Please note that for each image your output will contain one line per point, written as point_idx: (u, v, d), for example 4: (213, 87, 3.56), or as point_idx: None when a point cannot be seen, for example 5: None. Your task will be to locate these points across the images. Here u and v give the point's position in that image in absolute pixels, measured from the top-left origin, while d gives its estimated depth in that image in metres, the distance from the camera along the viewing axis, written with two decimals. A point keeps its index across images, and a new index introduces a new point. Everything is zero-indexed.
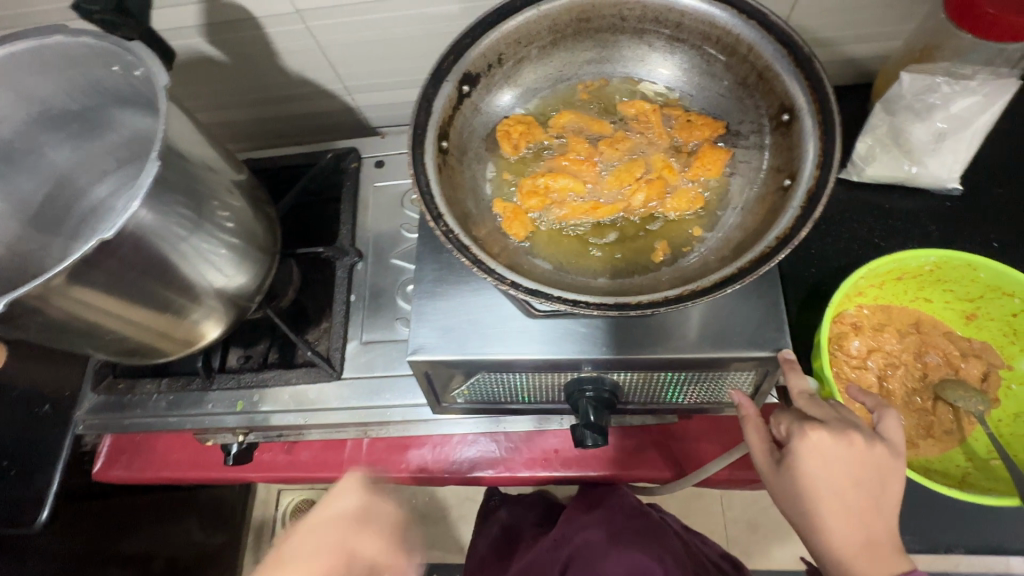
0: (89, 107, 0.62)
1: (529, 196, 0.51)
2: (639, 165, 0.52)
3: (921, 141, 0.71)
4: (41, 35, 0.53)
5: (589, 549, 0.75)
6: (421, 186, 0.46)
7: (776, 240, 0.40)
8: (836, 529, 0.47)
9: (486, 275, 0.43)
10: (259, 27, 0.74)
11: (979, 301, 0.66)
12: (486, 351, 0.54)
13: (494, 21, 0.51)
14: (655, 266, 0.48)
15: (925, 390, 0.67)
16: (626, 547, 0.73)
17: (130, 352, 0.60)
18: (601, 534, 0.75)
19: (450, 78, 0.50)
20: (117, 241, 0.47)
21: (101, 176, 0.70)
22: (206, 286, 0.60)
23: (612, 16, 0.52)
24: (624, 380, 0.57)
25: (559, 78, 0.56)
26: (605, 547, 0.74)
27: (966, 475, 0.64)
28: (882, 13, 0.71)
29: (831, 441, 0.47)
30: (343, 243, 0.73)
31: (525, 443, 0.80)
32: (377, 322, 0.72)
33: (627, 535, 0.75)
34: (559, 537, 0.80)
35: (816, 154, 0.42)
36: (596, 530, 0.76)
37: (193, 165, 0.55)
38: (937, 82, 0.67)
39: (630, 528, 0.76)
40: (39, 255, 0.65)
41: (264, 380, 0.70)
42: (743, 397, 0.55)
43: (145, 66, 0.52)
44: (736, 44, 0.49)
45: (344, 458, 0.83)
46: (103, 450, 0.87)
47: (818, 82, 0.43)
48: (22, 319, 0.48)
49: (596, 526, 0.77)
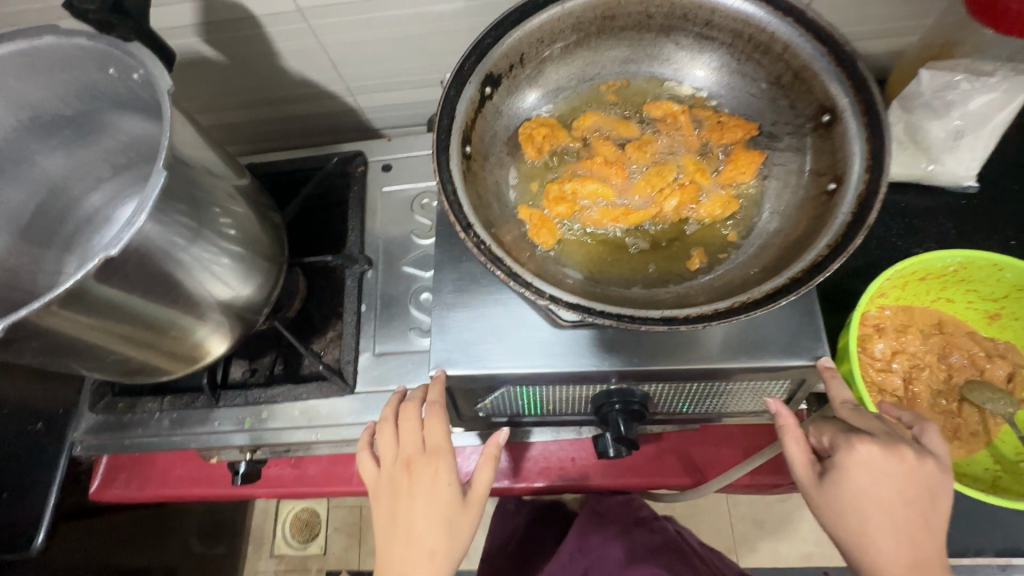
0: (82, 111, 0.58)
1: (556, 203, 0.50)
2: (670, 168, 0.50)
3: (939, 138, 0.70)
4: (30, 36, 0.49)
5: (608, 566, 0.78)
6: (448, 194, 0.44)
7: (828, 248, 0.39)
8: (884, 547, 0.45)
9: (523, 289, 0.41)
10: (258, 26, 0.71)
11: (1003, 301, 0.65)
12: (512, 365, 0.52)
13: (517, 19, 0.48)
14: (691, 274, 0.47)
15: (951, 392, 0.66)
16: (644, 564, 0.76)
17: (134, 370, 0.58)
18: (619, 554, 0.78)
19: (472, 79, 0.47)
20: (122, 258, 0.45)
21: (96, 183, 0.67)
22: (210, 299, 0.56)
23: (638, 13, 0.50)
24: (654, 390, 0.55)
25: (582, 78, 0.54)
26: (622, 566, 0.77)
27: (997, 478, 0.63)
28: (902, 9, 0.70)
29: (881, 455, 0.45)
30: (351, 251, 0.70)
31: (542, 453, 0.78)
32: (390, 332, 0.69)
33: (642, 554, 0.78)
34: (574, 550, 0.82)
35: (863, 158, 0.40)
36: (614, 549, 0.79)
37: (194, 171, 0.51)
38: (957, 80, 0.65)
39: (646, 550, 0.79)
40: (30, 272, 0.62)
41: (273, 397, 0.67)
42: (782, 407, 0.52)
43: (145, 68, 0.49)
44: (770, 42, 0.47)
45: (354, 472, 0.80)
46: (100, 469, 0.83)
47: (862, 82, 0.42)
48: (19, 341, 0.45)
49: (615, 544, 0.79)
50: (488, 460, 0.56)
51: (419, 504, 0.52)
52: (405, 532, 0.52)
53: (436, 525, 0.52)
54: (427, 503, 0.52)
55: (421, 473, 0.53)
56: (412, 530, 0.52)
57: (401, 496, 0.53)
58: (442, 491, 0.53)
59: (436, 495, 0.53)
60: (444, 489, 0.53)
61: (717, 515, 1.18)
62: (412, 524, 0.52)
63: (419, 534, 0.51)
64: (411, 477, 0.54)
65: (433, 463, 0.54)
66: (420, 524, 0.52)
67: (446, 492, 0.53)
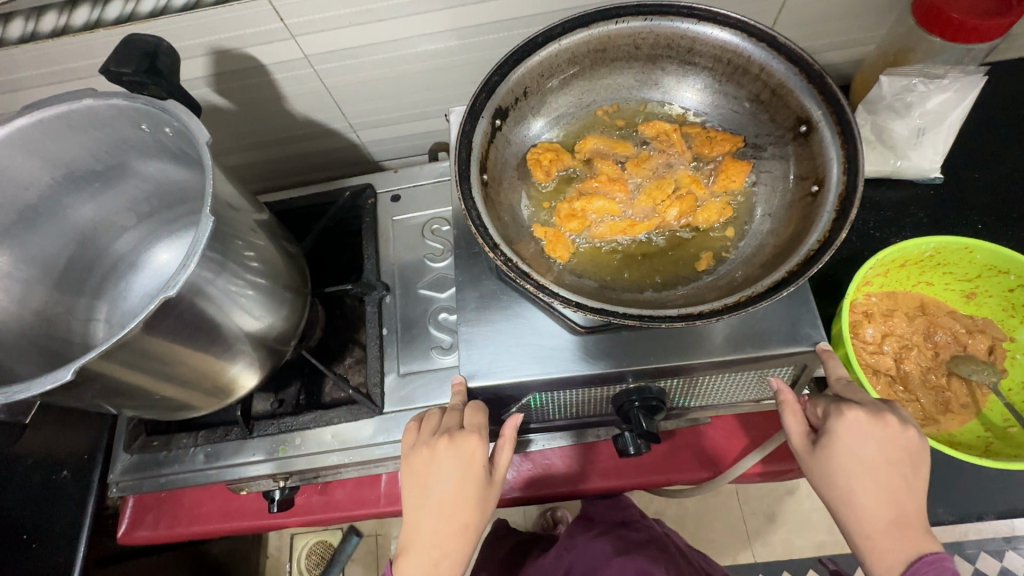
0: (112, 164, 0.62)
1: (568, 220, 0.55)
2: (668, 182, 0.56)
3: (903, 136, 0.76)
4: (70, 100, 0.53)
5: (595, 560, 0.81)
6: (474, 219, 0.48)
7: (817, 244, 0.44)
8: (867, 504, 0.49)
9: (551, 299, 0.45)
10: (268, 74, 0.73)
11: (977, 280, 0.71)
12: (538, 373, 0.55)
13: (520, 57, 0.54)
14: (696, 276, 0.52)
15: (939, 367, 0.72)
16: (630, 555, 0.79)
17: (175, 407, 0.60)
18: (607, 547, 0.82)
19: (484, 114, 0.53)
20: (178, 299, 0.48)
21: (122, 232, 0.72)
22: (237, 330, 0.57)
23: (627, 45, 0.56)
24: (669, 385, 0.59)
25: (580, 105, 0.60)
26: (609, 558, 0.80)
27: (989, 444, 0.68)
28: (860, 23, 0.76)
29: (867, 421, 0.50)
30: (369, 278, 0.74)
31: (561, 458, 0.81)
32: (412, 352, 0.73)
33: (630, 546, 0.81)
34: (562, 548, 0.87)
35: (840, 161, 0.46)
36: (602, 544, 0.83)
37: (217, 205, 0.52)
38: (913, 83, 0.72)
39: (632, 543, 0.82)
40: (65, 319, 0.65)
41: (304, 424, 0.70)
42: (782, 383, 0.56)
43: (181, 122, 0.52)
44: (747, 64, 0.53)
45: (380, 493, 0.82)
46: (127, 511, 0.83)
47: (832, 96, 0.47)
48: (80, 385, 0.47)
49: (603, 540, 0.83)
50: (508, 442, 0.59)
51: (453, 482, 0.55)
52: (439, 505, 0.55)
53: (467, 503, 0.55)
54: (461, 481, 0.55)
55: (458, 452, 0.55)
56: (446, 505, 0.55)
57: (435, 471, 0.56)
58: (475, 470, 0.56)
59: (470, 474, 0.56)
60: (477, 469, 0.56)
61: (729, 509, 1.20)
62: (446, 499, 0.55)
63: (452, 509, 0.55)
64: (448, 455, 0.55)
65: (471, 444, 0.55)
66: (453, 500, 0.55)
67: (478, 473, 0.56)
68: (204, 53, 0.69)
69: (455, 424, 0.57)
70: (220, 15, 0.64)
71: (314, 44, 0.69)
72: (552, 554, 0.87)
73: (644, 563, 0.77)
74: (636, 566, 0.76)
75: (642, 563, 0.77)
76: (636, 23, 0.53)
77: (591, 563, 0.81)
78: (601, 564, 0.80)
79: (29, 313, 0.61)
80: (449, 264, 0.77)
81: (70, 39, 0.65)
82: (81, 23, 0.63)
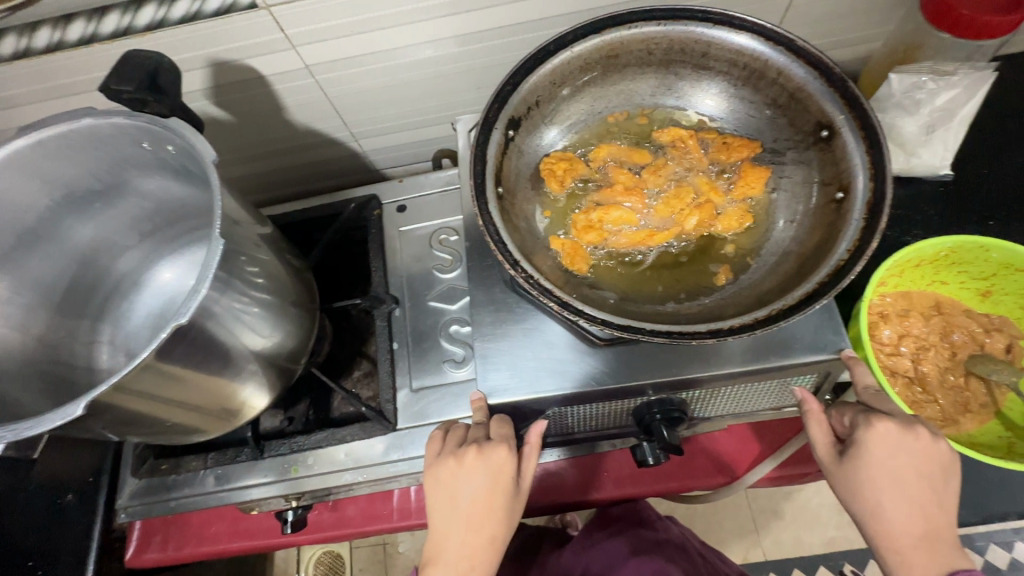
0: (111, 182, 0.61)
1: (585, 231, 0.54)
2: (686, 190, 0.55)
3: (913, 133, 0.74)
4: (68, 120, 0.51)
5: (610, 559, 0.80)
6: (492, 234, 0.47)
7: (847, 253, 0.43)
8: (896, 518, 0.48)
9: (576, 316, 0.44)
10: (268, 85, 0.72)
11: (993, 279, 0.70)
12: (556, 389, 0.54)
13: (532, 66, 0.52)
14: (718, 286, 0.51)
15: (957, 368, 0.71)
16: (647, 557, 0.78)
17: (186, 431, 0.58)
18: (623, 547, 0.80)
19: (497, 125, 0.52)
20: (187, 324, 0.47)
21: (123, 251, 0.71)
22: (246, 351, 0.56)
23: (639, 51, 0.55)
24: (690, 396, 0.58)
25: (592, 112, 0.59)
26: (625, 558, 0.78)
27: (1011, 444, 0.67)
28: (870, 19, 0.75)
29: (898, 432, 0.49)
30: (377, 291, 0.73)
31: (575, 467, 0.79)
32: (425, 366, 0.71)
33: (648, 546, 0.80)
34: (577, 547, 0.86)
35: (866, 168, 0.45)
36: (618, 544, 0.81)
37: (224, 223, 0.51)
38: (923, 80, 0.70)
39: (650, 543, 0.81)
40: (66, 342, 0.63)
41: (316, 443, 0.69)
42: (807, 393, 0.56)
43: (183, 140, 0.51)
44: (764, 69, 0.52)
45: (393, 507, 0.81)
46: (134, 534, 0.81)
47: (854, 100, 0.47)
48: (88, 417, 0.46)
49: (619, 540, 0.82)
50: (534, 450, 0.57)
51: (482, 493, 0.54)
52: (468, 515, 0.54)
53: (495, 515, 0.54)
54: (490, 492, 0.54)
55: (487, 464, 0.54)
56: (474, 517, 0.54)
57: (463, 482, 0.54)
58: (503, 482, 0.54)
59: (498, 486, 0.54)
60: (506, 481, 0.55)
61: (739, 508, 1.20)
62: (474, 511, 0.54)
63: (481, 519, 0.54)
64: (477, 465, 0.54)
65: (501, 455, 0.54)
66: (482, 512, 0.54)
67: (506, 485, 0.55)
68: (202, 66, 0.67)
69: (482, 436, 0.56)
70: (218, 28, 0.62)
71: (315, 53, 0.68)
72: (568, 553, 0.87)
73: (663, 566, 0.76)
74: (653, 569, 0.76)
75: (660, 565, 0.76)
76: (650, 28, 0.52)
77: (606, 563, 0.80)
78: (616, 563, 0.79)
79: (30, 339, 0.59)
80: (459, 274, 0.75)
81: (64, 55, 0.63)
82: (75, 38, 0.62)
